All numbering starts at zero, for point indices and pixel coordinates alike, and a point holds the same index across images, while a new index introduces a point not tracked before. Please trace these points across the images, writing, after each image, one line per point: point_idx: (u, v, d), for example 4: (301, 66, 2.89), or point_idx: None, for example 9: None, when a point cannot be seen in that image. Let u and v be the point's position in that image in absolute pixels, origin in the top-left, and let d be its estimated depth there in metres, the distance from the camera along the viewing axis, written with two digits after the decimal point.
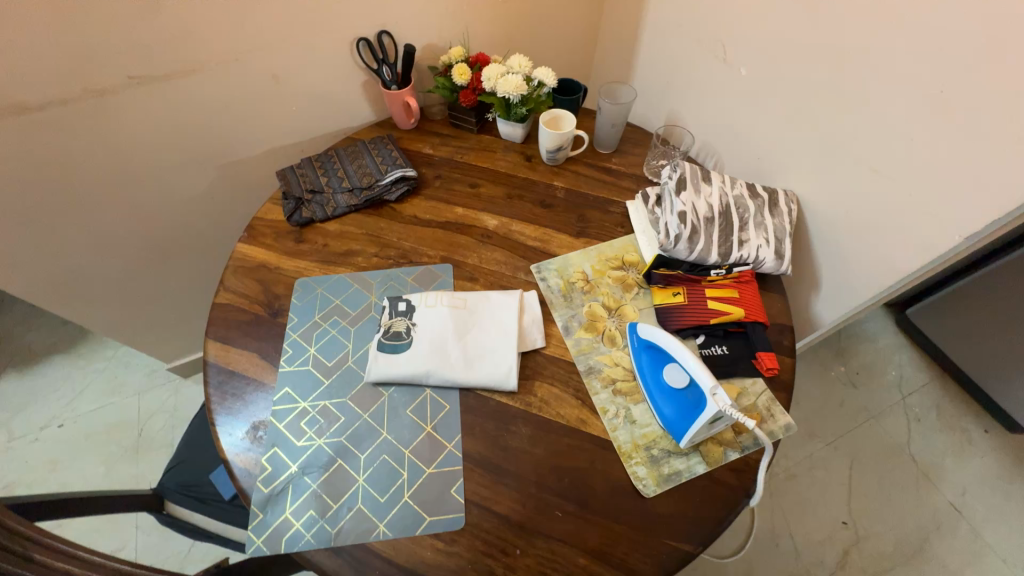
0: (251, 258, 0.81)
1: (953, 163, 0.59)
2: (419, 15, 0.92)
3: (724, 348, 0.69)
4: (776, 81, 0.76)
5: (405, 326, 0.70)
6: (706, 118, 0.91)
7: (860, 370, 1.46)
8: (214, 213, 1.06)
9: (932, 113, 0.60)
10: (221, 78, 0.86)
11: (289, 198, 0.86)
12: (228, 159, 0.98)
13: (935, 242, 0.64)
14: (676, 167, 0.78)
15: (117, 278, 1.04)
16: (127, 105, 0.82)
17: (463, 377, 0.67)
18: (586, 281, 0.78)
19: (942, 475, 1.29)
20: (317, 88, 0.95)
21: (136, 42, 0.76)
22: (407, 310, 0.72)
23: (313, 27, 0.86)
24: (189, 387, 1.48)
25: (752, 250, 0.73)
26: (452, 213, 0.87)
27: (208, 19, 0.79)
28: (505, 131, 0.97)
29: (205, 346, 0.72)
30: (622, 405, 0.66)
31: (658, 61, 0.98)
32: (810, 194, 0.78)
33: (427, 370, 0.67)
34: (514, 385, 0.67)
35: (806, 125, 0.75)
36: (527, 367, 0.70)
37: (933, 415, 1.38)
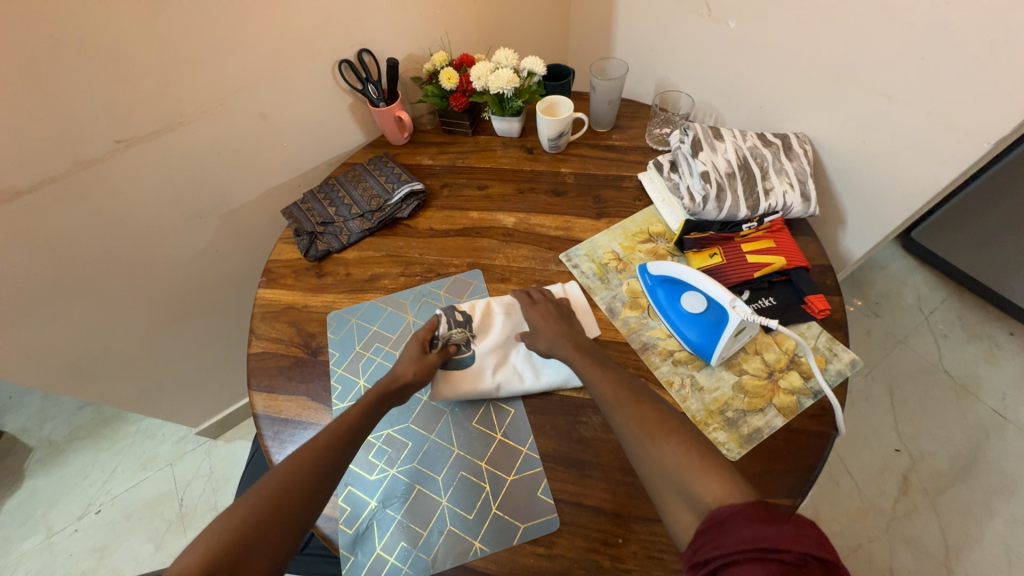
0: (276, 301, 0.79)
1: (971, 72, 0.59)
2: (395, 27, 0.90)
3: (771, 299, 0.69)
4: (769, 26, 0.76)
5: (464, 337, 0.69)
6: (699, 78, 0.91)
7: (879, 298, 1.47)
8: (221, 266, 1.04)
9: (940, 27, 0.60)
10: (209, 126, 0.83)
11: (301, 234, 0.84)
12: (228, 208, 0.96)
13: (962, 154, 0.64)
14: (687, 130, 0.78)
15: (133, 350, 1.01)
16: (118, 171, 0.79)
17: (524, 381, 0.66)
18: (618, 260, 0.77)
19: (980, 384, 1.31)
20: (305, 119, 0.93)
21: (118, 104, 0.73)
22: (465, 321, 0.71)
23: (291, 57, 0.84)
24: (221, 448, 1.44)
25: (779, 198, 0.73)
26: (468, 219, 0.86)
27: (187, 68, 0.76)
28: (500, 127, 0.95)
29: (251, 399, 0.70)
30: (685, 374, 0.65)
31: (640, 30, 0.97)
32: (822, 132, 0.78)
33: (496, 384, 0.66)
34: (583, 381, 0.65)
35: (808, 64, 0.74)
36: None
37: (958, 328, 1.40)
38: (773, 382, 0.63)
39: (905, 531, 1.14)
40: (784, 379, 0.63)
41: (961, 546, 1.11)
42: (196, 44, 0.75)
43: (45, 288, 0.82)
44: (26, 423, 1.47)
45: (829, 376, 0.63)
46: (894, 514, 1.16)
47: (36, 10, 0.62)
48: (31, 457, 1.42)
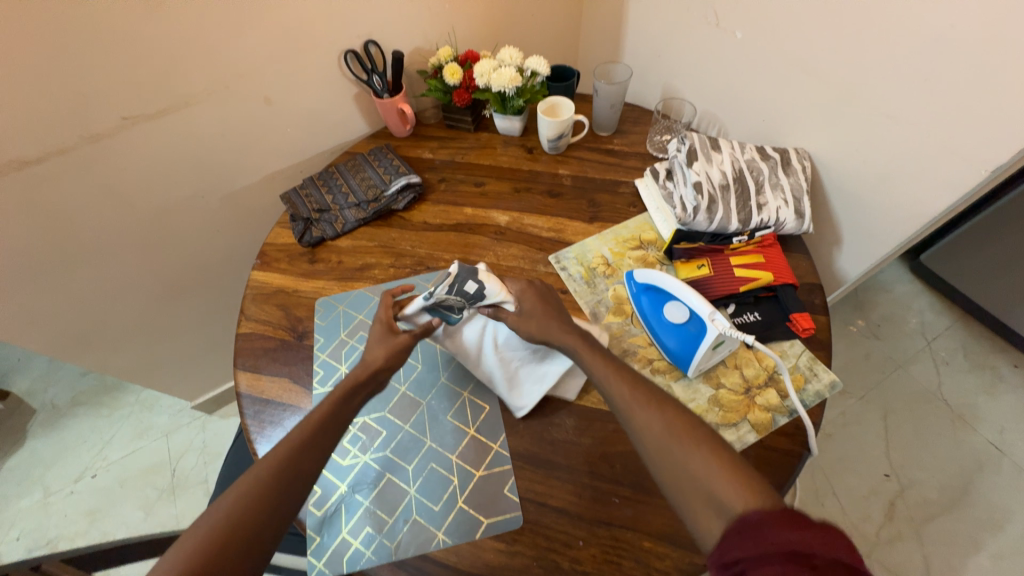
0: (268, 284, 0.81)
1: (974, 97, 0.58)
2: (402, 20, 0.91)
3: (756, 315, 0.68)
4: (775, 39, 0.75)
5: (460, 303, 0.65)
6: (704, 87, 0.90)
7: (881, 321, 1.45)
8: (221, 246, 1.06)
9: (945, 49, 0.58)
10: (215, 108, 0.85)
11: (297, 219, 0.85)
12: (230, 190, 0.98)
13: (960, 180, 0.63)
14: (684, 138, 0.78)
15: (132, 322, 1.04)
16: (124, 147, 0.81)
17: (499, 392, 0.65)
18: (607, 265, 0.77)
19: (978, 415, 1.28)
20: (310, 106, 0.94)
21: (126, 82, 0.75)
22: (475, 295, 0.65)
23: (298, 45, 0.85)
24: (215, 423, 1.47)
25: (772, 213, 0.72)
26: (462, 215, 0.86)
27: (195, 49, 0.77)
28: (502, 125, 0.96)
29: (235, 377, 0.71)
30: (662, 383, 0.65)
31: (648, 36, 0.96)
32: (823, 149, 0.77)
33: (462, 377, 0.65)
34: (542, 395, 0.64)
35: (813, 79, 0.73)
36: None
37: (960, 356, 1.37)
38: (749, 397, 0.63)
39: (887, 558, 1.13)
40: (761, 396, 0.63)
41: None
42: (205, 26, 0.76)
43: (49, 256, 0.84)
44: (32, 385, 1.52)
45: (806, 396, 0.63)
46: (877, 540, 1.15)
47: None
48: (33, 419, 1.47)
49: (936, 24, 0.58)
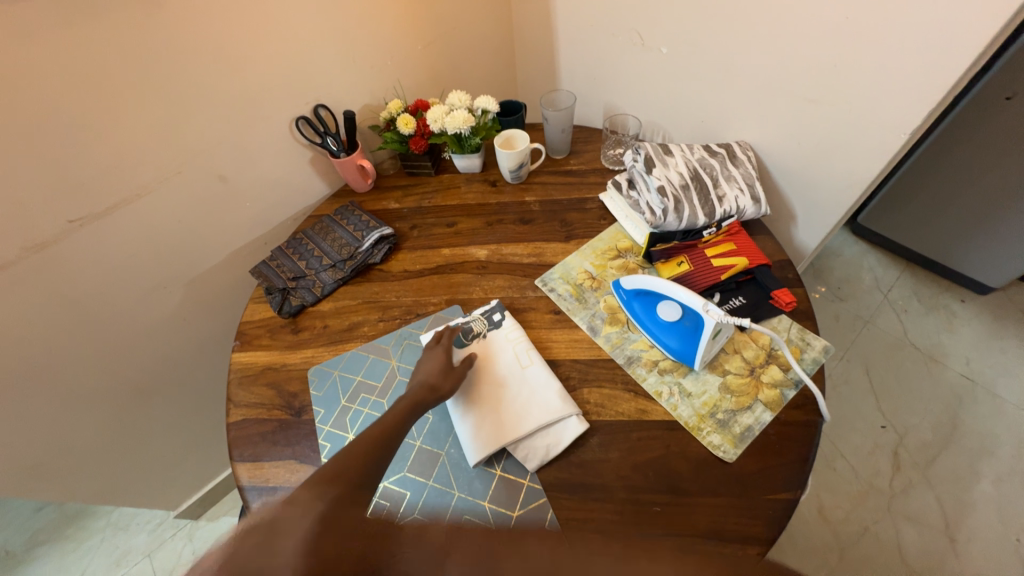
0: (253, 364, 0.77)
1: (880, 74, 0.66)
2: (348, 81, 0.93)
3: (741, 299, 0.72)
4: (699, 50, 0.82)
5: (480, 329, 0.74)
6: (643, 100, 0.97)
7: (840, 283, 1.55)
8: (190, 335, 1.00)
9: (848, 37, 0.66)
10: (169, 195, 0.82)
11: (273, 291, 0.82)
12: (193, 275, 0.93)
13: (886, 145, 0.71)
14: (638, 150, 0.82)
15: (98, 436, 0.95)
16: (73, 252, 0.76)
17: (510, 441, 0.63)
18: (592, 279, 0.79)
19: (945, 352, 1.38)
20: (267, 177, 0.93)
21: (70, 183, 0.72)
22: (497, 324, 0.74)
23: (248, 119, 0.85)
24: (203, 529, 1.34)
25: (732, 202, 0.77)
26: (441, 256, 0.87)
27: (141, 140, 0.75)
28: (461, 165, 0.98)
29: (235, 471, 0.66)
30: (672, 382, 0.66)
31: (581, 62, 1.03)
32: (761, 138, 0.84)
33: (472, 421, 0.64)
34: (551, 434, 0.63)
35: (740, 78, 0.80)
36: (572, 377, 0.69)
37: (915, 301, 1.49)
38: (755, 378, 0.65)
39: (904, 507, 1.17)
40: (766, 374, 0.66)
41: (958, 513, 1.15)
42: (150, 116, 0.74)
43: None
44: None
45: (806, 365, 0.66)
46: (891, 491, 1.19)
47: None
48: None
49: (835, 18, 0.66)
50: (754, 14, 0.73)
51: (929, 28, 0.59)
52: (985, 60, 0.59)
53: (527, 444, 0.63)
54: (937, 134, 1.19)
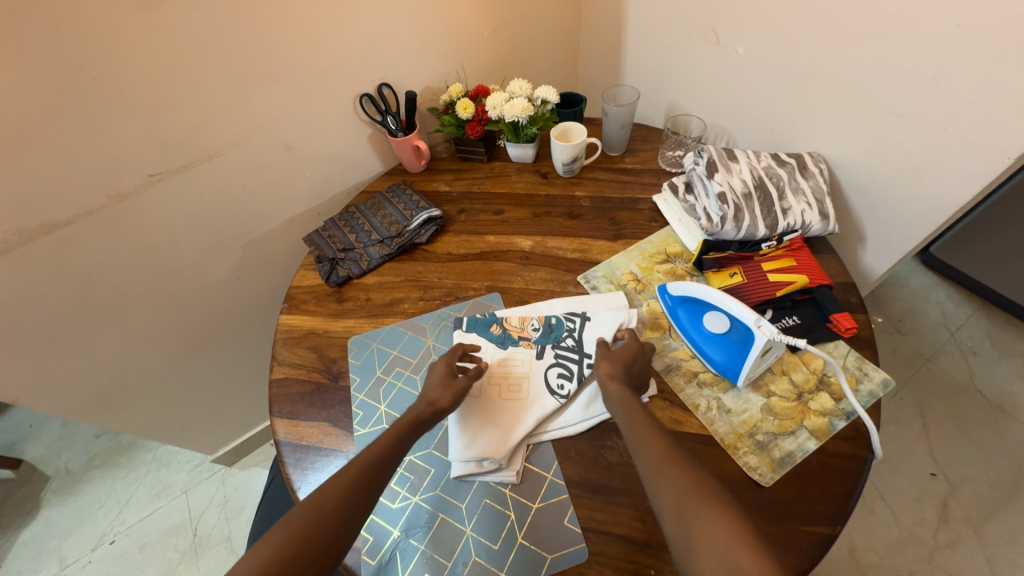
0: (298, 327, 0.80)
1: (987, 90, 0.60)
2: (413, 62, 0.94)
3: (795, 318, 0.68)
4: (779, 53, 0.78)
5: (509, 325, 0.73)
6: (710, 102, 0.93)
7: (902, 316, 1.44)
8: (243, 293, 1.06)
9: (954, 46, 0.60)
10: (238, 159, 0.86)
11: (323, 260, 0.85)
12: (251, 237, 0.98)
13: (983, 169, 0.64)
14: (700, 152, 0.79)
15: (153, 377, 1.02)
16: (149, 204, 0.82)
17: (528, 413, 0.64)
18: (637, 281, 0.77)
19: (1016, 404, 1.26)
20: (327, 150, 0.96)
21: (153, 140, 0.77)
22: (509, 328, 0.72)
23: (316, 93, 0.88)
24: (235, 476, 1.43)
25: (797, 216, 0.73)
26: (486, 243, 0.87)
27: (219, 105, 0.79)
28: (514, 154, 0.98)
29: (273, 426, 0.70)
30: (711, 396, 0.64)
31: (649, 59, 1.00)
32: (837, 151, 0.79)
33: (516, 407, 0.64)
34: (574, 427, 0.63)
35: (822, 85, 0.75)
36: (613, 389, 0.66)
37: (987, 345, 1.36)
38: (802, 403, 0.62)
39: (948, 563, 1.08)
40: (815, 401, 0.62)
41: None
42: (229, 82, 0.78)
43: (75, 318, 0.84)
44: (45, 452, 1.49)
45: (860, 397, 0.62)
46: (934, 544, 1.10)
47: (82, 54, 0.65)
48: (48, 485, 1.43)
49: (940, 26, 0.60)
50: (847, 15, 0.68)
51: None
52: None
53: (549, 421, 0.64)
54: None
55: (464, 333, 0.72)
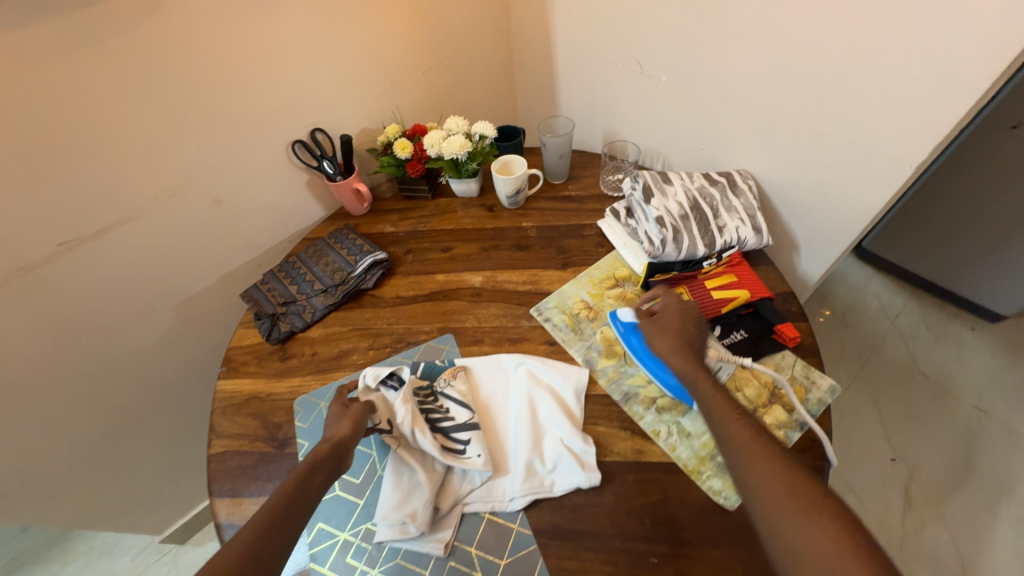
0: (238, 392, 0.75)
1: (884, 108, 0.65)
2: (347, 106, 0.93)
3: (743, 333, 0.69)
4: (699, 79, 0.82)
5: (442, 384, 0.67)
6: (643, 126, 0.96)
7: (845, 310, 1.52)
8: (181, 357, 0.98)
9: (849, 70, 0.65)
10: (162, 218, 0.81)
11: (262, 317, 0.81)
12: (185, 297, 0.92)
13: (890, 178, 0.69)
14: (636, 178, 0.81)
15: (80, 461, 0.92)
16: (60, 275, 0.75)
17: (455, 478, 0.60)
18: (589, 309, 0.77)
19: (956, 383, 1.34)
20: (262, 200, 0.92)
21: (60, 206, 0.70)
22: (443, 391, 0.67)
23: (245, 144, 0.84)
24: (189, 554, 1.31)
25: (733, 233, 0.75)
26: (435, 282, 0.85)
27: (136, 164, 0.75)
28: (459, 189, 0.97)
29: (213, 508, 0.63)
30: (671, 421, 0.64)
31: (582, 89, 1.03)
32: (762, 167, 0.83)
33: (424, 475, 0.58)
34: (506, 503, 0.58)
35: (740, 107, 0.80)
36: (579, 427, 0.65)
37: (923, 329, 1.45)
38: (758, 419, 0.62)
39: (917, 548, 1.11)
40: (769, 415, 0.63)
41: (974, 555, 1.09)
42: (145, 140, 0.74)
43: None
44: None
45: (811, 406, 0.63)
46: (903, 530, 1.14)
47: None
48: None
49: (835, 50, 0.65)
50: (756, 41, 0.72)
51: (928, 61, 0.59)
52: (989, 97, 0.58)
53: (483, 489, 0.59)
54: (942, 162, 1.18)
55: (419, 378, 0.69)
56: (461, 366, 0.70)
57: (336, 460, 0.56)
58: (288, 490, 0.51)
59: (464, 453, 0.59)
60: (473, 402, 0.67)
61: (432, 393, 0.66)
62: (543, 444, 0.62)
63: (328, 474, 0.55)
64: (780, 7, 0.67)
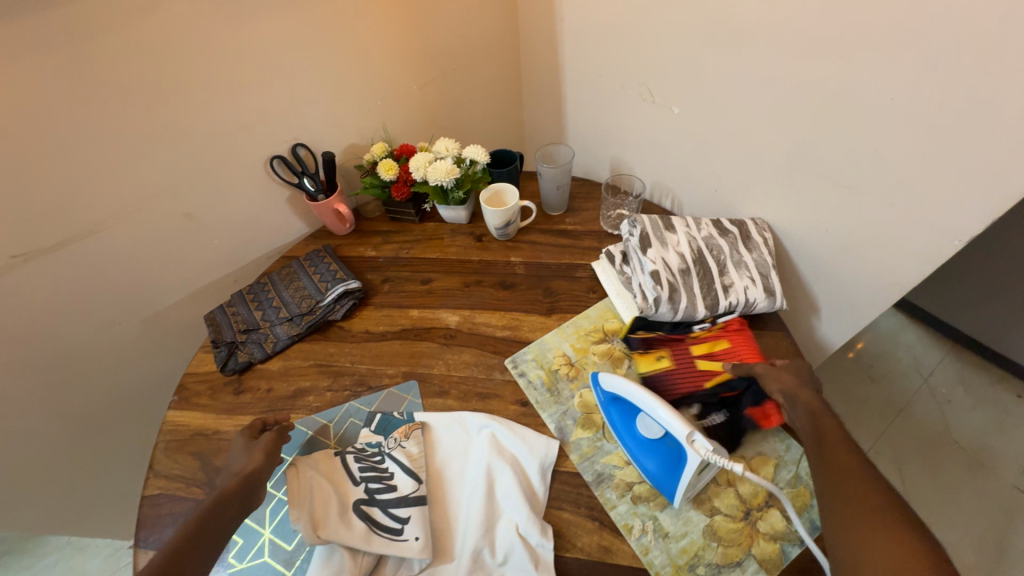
0: (184, 426, 0.69)
1: (933, 170, 0.54)
2: (333, 120, 0.88)
3: (721, 417, 0.59)
4: (717, 113, 0.72)
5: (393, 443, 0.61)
6: (651, 158, 0.87)
7: (873, 362, 1.38)
8: (149, 371, 0.94)
9: (892, 119, 0.55)
10: (127, 231, 0.77)
11: (220, 344, 0.75)
12: (154, 311, 0.87)
13: (934, 252, 0.59)
14: (634, 222, 0.72)
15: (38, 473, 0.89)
16: (14, 288, 0.71)
17: (391, 562, 0.53)
18: (570, 365, 0.69)
19: (995, 457, 1.19)
20: (239, 215, 0.87)
21: (14, 217, 0.66)
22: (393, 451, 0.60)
23: (220, 157, 0.80)
24: None
25: (739, 294, 0.66)
26: (408, 318, 0.78)
27: (99, 176, 0.70)
28: (447, 215, 0.91)
29: (135, 562, 0.58)
30: (647, 515, 0.55)
31: (589, 112, 0.95)
32: (782, 217, 0.73)
33: (352, 553, 0.52)
34: None
35: (760, 148, 0.70)
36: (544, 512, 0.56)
37: (961, 391, 1.30)
38: (750, 524, 0.53)
39: None
40: (764, 521, 0.54)
41: None
42: (110, 151, 0.69)
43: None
44: None
45: (813, 516, 0.54)
46: None
47: None
48: None
49: (877, 95, 0.55)
50: (782, 76, 0.63)
51: (992, 116, 0.48)
52: None
53: None
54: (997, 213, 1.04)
55: (371, 434, 0.63)
56: (419, 422, 0.63)
57: (248, 490, 0.54)
58: (195, 521, 0.49)
59: (400, 534, 0.53)
60: (426, 468, 0.60)
61: (379, 454, 0.60)
62: (497, 529, 0.55)
63: (241, 505, 0.53)
64: (813, 40, 0.58)
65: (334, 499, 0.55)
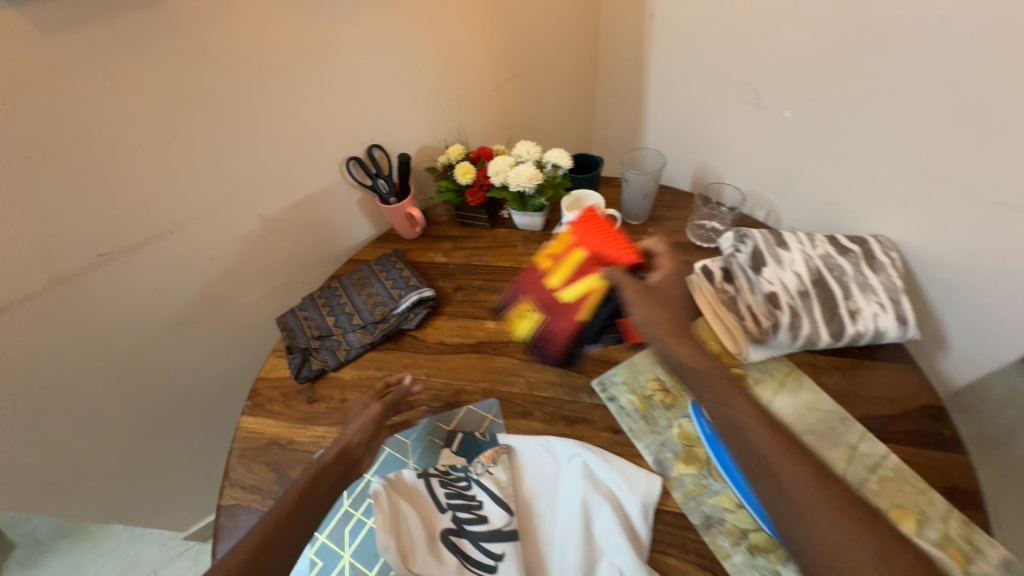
0: (259, 434, 0.68)
1: None
2: (409, 120, 0.85)
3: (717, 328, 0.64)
4: (837, 118, 0.66)
5: (481, 468, 0.57)
6: (747, 166, 0.80)
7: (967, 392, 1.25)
8: (216, 371, 0.94)
9: None
10: (207, 231, 0.76)
11: (294, 350, 0.74)
12: (225, 312, 0.87)
13: None
14: (741, 235, 0.66)
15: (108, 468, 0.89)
16: (101, 285, 0.71)
17: None
18: (666, 392, 0.63)
19: None
20: (311, 217, 0.85)
21: (105, 215, 0.66)
22: (481, 477, 0.56)
23: (298, 158, 0.78)
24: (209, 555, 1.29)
25: (868, 322, 0.58)
26: (484, 331, 0.74)
27: (185, 175, 0.70)
28: (521, 222, 0.86)
29: None
30: (767, 570, 0.49)
31: (674, 115, 0.89)
32: (910, 235, 0.65)
33: None
34: None
35: (889, 157, 0.63)
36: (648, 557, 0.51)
37: None
38: None
39: None
40: None
41: None
42: (196, 150, 0.69)
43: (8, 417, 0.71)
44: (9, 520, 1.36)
45: None
46: None
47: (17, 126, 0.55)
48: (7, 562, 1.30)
49: None
50: (929, 77, 0.56)
51: None
52: None
53: None
54: None
55: (453, 455, 0.60)
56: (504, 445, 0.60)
57: (343, 469, 0.53)
58: (294, 496, 0.50)
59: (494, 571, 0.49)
60: (515, 498, 0.55)
61: (465, 479, 0.56)
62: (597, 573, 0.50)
63: (336, 482, 0.53)
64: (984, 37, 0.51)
65: (421, 527, 0.51)
